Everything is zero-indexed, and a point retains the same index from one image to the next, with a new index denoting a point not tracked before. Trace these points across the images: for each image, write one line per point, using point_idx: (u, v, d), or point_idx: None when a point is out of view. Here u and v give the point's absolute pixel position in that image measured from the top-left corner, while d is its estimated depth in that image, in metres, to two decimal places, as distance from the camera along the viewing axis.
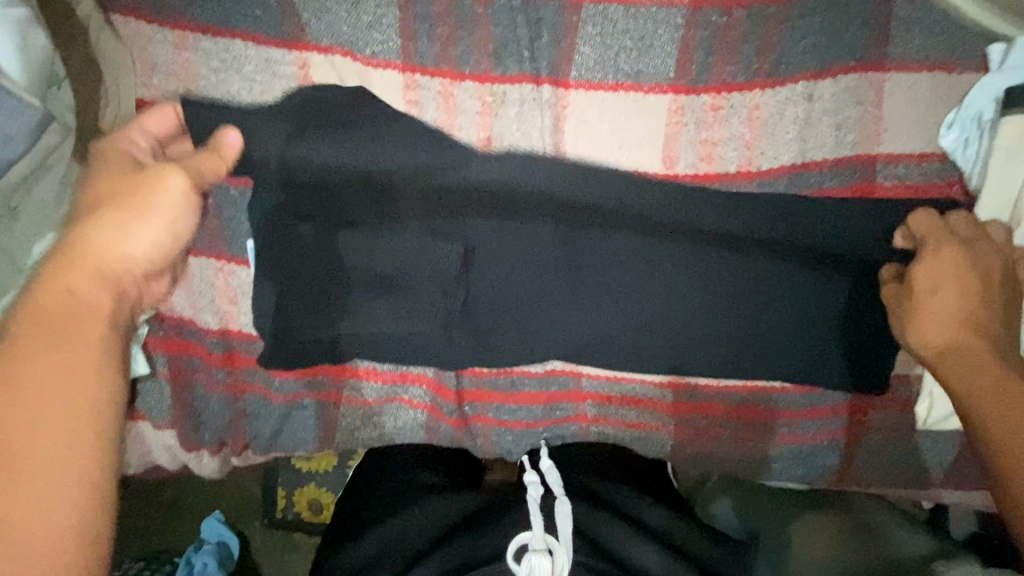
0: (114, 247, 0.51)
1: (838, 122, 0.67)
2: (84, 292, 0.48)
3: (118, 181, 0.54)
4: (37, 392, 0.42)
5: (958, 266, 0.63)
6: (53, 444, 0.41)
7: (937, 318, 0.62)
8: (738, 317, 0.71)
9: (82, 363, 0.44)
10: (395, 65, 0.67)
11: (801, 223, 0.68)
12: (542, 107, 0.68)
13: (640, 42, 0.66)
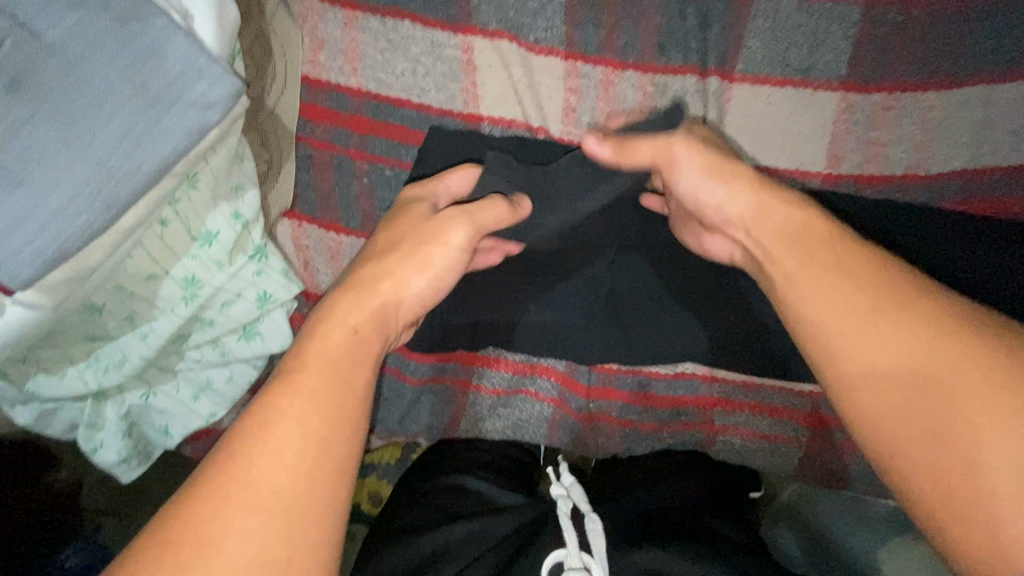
0: (393, 285, 0.55)
1: (1017, 127, 0.64)
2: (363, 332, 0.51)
3: (415, 227, 0.57)
4: (302, 435, 0.44)
5: (826, 254, 0.50)
6: (275, 454, 0.43)
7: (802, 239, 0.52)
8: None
9: (335, 418, 0.46)
10: (558, 52, 0.67)
11: (974, 238, 0.65)
12: (707, 101, 0.67)
13: (813, 37, 0.64)
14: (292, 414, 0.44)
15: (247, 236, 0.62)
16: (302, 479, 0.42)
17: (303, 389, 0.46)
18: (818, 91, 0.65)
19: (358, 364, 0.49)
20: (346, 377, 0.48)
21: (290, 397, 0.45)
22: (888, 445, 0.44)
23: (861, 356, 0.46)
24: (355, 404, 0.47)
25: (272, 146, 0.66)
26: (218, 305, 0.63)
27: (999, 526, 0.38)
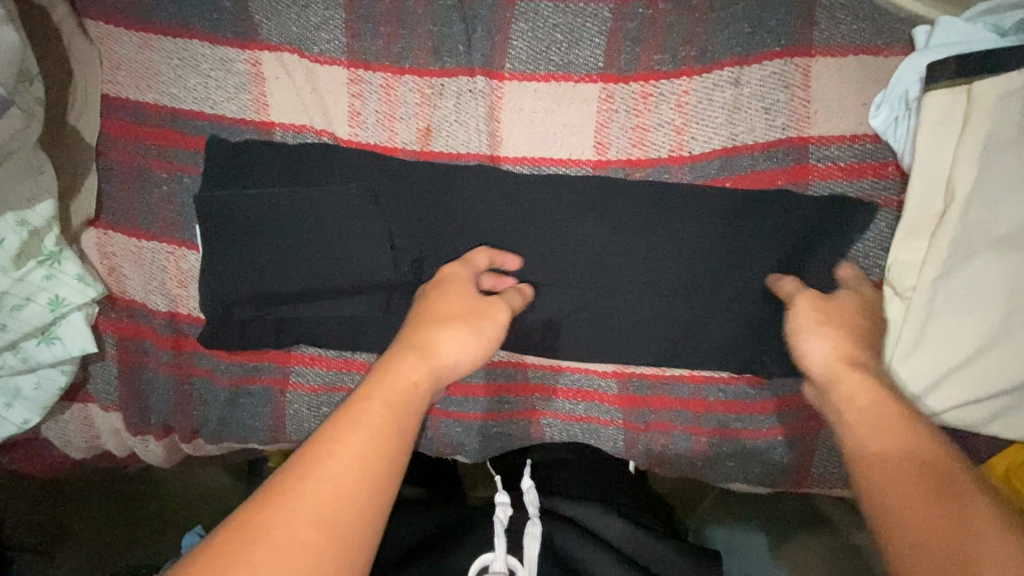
0: (451, 351, 0.56)
1: (768, 104, 0.67)
2: (420, 381, 0.52)
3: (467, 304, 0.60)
4: (361, 472, 0.44)
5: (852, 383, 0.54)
6: (328, 495, 0.43)
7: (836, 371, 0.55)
8: (693, 295, 0.71)
9: (391, 456, 0.47)
10: (341, 61, 0.71)
11: (730, 230, 0.69)
12: (481, 98, 0.71)
13: (569, 34, 0.69)
14: (354, 447, 0.45)
15: (37, 242, 0.66)
16: (342, 507, 0.43)
17: (372, 424, 0.47)
18: (580, 83, 0.69)
19: (417, 408, 0.51)
20: (397, 418, 0.49)
21: (359, 430, 0.46)
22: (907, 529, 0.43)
23: (897, 449, 0.48)
24: (401, 452, 0.47)
25: (75, 161, 0.71)
26: (8, 309, 0.65)
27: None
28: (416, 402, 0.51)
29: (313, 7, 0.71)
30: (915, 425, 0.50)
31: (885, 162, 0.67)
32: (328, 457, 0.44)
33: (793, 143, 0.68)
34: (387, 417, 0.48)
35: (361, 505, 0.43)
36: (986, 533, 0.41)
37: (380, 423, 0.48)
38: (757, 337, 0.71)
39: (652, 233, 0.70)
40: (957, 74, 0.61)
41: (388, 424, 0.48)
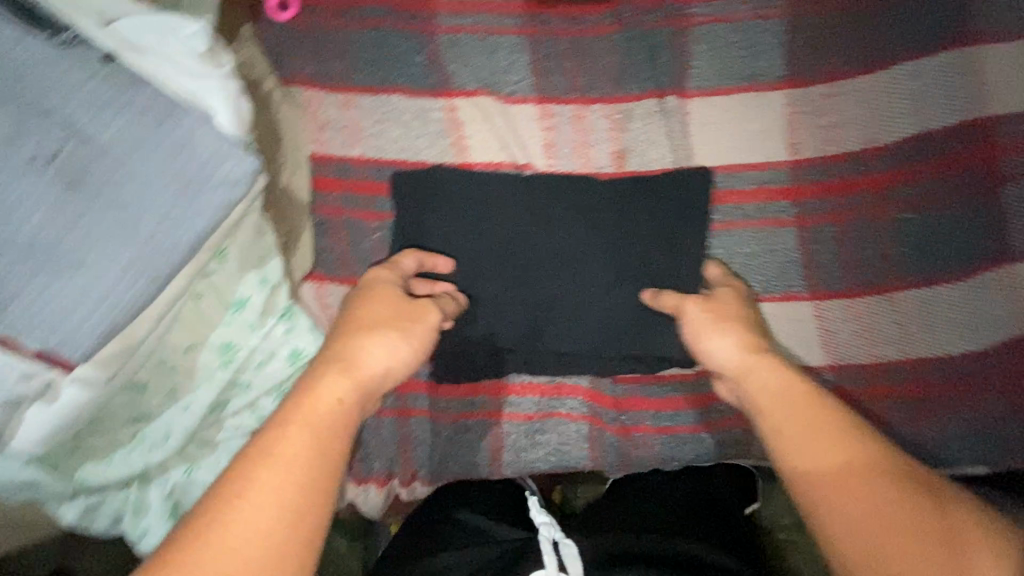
0: (379, 362, 0.56)
1: (946, 92, 0.71)
2: (347, 403, 0.52)
3: (390, 307, 0.60)
4: (280, 505, 0.44)
5: (786, 381, 0.57)
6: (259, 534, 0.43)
7: (740, 361, 0.61)
8: (902, 277, 0.72)
9: (313, 496, 0.46)
10: (531, 99, 0.76)
11: (931, 211, 0.72)
12: (670, 116, 0.74)
13: (749, 50, 0.73)
14: (265, 497, 0.44)
15: (275, 298, 0.67)
16: (263, 553, 0.42)
17: (287, 455, 0.46)
18: (765, 92, 0.73)
19: (340, 438, 0.50)
20: (325, 440, 0.49)
21: (269, 464, 0.46)
22: (827, 509, 0.48)
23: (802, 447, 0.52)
24: (333, 479, 0.47)
25: (289, 219, 0.72)
26: (254, 367, 0.67)
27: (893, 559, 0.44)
28: (341, 425, 0.51)
29: (502, 55, 0.76)
30: (826, 422, 0.52)
31: None
32: (250, 493, 0.44)
33: (985, 118, 0.70)
34: (310, 447, 0.48)
35: (281, 544, 0.43)
36: (919, 539, 0.44)
37: (305, 451, 0.47)
38: (979, 310, 0.70)
39: (851, 223, 0.73)
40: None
41: (299, 453, 0.47)
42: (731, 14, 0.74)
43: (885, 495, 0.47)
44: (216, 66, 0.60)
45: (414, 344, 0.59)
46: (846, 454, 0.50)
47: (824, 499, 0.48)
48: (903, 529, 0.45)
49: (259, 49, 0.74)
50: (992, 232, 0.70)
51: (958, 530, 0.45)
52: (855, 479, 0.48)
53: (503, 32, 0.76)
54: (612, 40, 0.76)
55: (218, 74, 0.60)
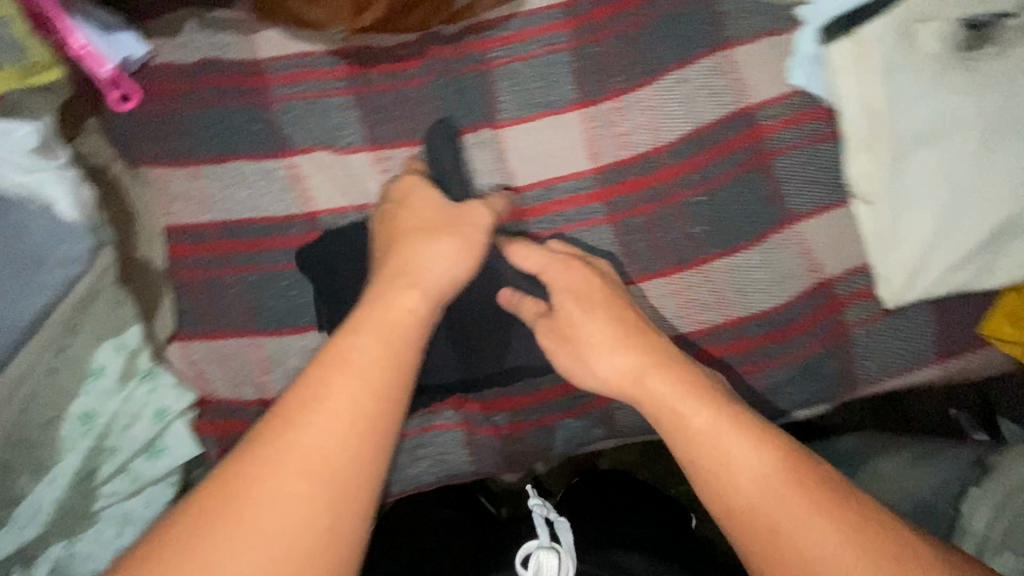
0: (439, 269, 0.64)
1: (713, 91, 0.84)
2: (414, 310, 0.60)
3: (434, 213, 0.69)
4: (349, 410, 0.51)
5: (682, 396, 0.59)
6: (323, 442, 0.49)
7: (632, 367, 0.62)
8: (705, 251, 0.83)
9: (382, 404, 0.52)
10: (363, 147, 0.84)
11: (718, 192, 0.83)
12: (487, 146, 0.85)
13: (543, 80, 0.85)
14: (343, 400, 0.51)
15: (134, 362, 0.72)
16: (337, 455, 0.49)
17: (367, 358, 0.54)
18: (563, 113, 0.85)
19: (409, 339, 0.57)
20: (390, 345, 0.56)
21: (344, 371, 0.53)
22: (758, 530, 0.51)
23: (725, 462, 0.54)
24: (399, 384, 0.54)
25: (152, 286, 0.78)
26: (119, 431, 0.70)
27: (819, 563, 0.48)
28: (404, 330, 0.58)
29: (333, 113, 0.85)
30: (763, 449, 0.54)
31: (815, 107, 0.83)
32: (315, 403, 0.50)
33: (744, 110, 0.83)
34: (376, 354, 0.54)
35: (343, 447, 0.49)
36: (837, 548, 0.48)
37: (367, 361, 0.54)
38: (769, 269, 0.83)
39: (655, 211, 0.84)
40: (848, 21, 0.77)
41: (362, 365, 0.53)
42: (524, 53, 0.86)
43: (803, 507, 0.50)
44: (52, 160, 0.68)
45: (461, 245, 0.67)
46: (769, 468, 0.52)
47: (754, 520, 0.52)
48: (823, 535, 0.49)
49: (103, 141, 0.81)
50: (767, 203, 0.83)
51: (862, 537, 0.48)
52: (776, 495, 0.51)
53: (331, 94, 0.86)
54: (427, 87, 0.86)
55: (53, 167, 0.68)
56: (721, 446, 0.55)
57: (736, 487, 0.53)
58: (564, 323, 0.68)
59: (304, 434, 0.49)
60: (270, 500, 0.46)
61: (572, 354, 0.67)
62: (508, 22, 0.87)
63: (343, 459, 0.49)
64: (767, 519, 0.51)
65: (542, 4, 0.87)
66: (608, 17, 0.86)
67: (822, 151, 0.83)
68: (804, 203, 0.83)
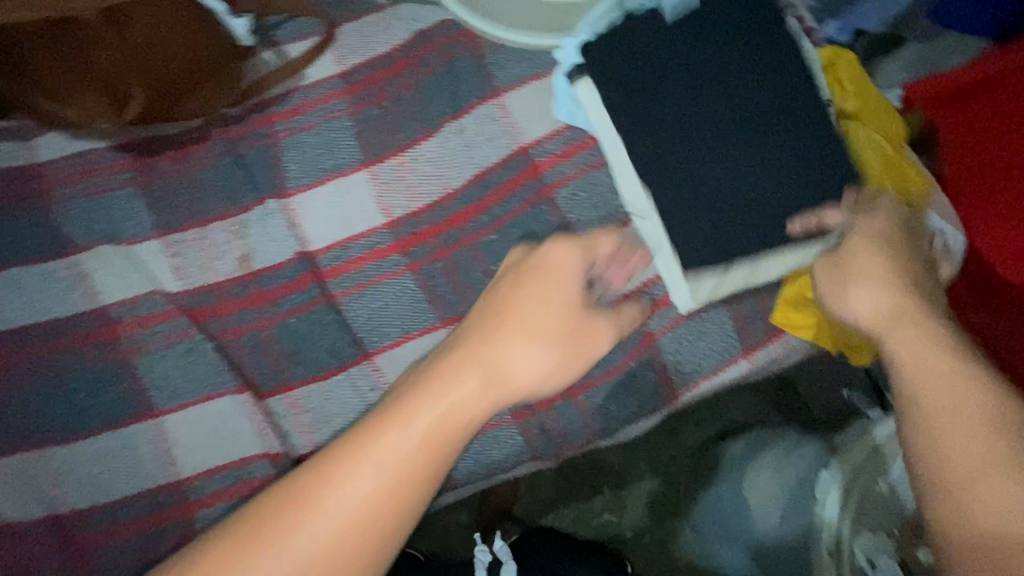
0: (524, 369, 0.63)
1: (488, 135, 0.89)
2: (511, 371, 0.62)
3: (560, 314, 0.66)
4: (404, 457, 0.54)
5: (922, 351, 0.58)
6: (384, 479, 0.53)
7: (886, 309, 0.65)
8: None
9: (421, 474, 0.54)
10: (152, 235, 0.85)
11: (511, 228, 0.86)
12: (278, 216, 0.86)
13: (328, 147, 0.89)
14: (384, 458, 0.54)
15: None
16: (366, 520, 0.52)
17: (533, 315, 0.65)
18: (350, 175, 0.88)
19: (458, 440, 0.58)
20: (427, 440, 0.56)
21: (397, 424, 0.55)
22: (966, 502, 0.48)
23: (956, 409, 0.52)
24: (439, 464, 0.56)
25: None
26: None
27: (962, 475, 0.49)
28: (467, 420, 0.59)
29: (119, 206, 0.85)
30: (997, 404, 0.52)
31: (584, 139, 0.89)
32: (359, 453, 0.54)
33: (519, 149, 0.88)
34: (434, 429, 0.56)
35: (413, 493, 0.54)
36: None
37: (441, 422, 0.57)
38: None
39: (450, 257, 0.86)
40: (590, 60, 0.83)
41: (448, 413, 0.58)
42: (308, 124, 0.90)
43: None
44: None
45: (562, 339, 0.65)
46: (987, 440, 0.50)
47: (962, 487, 0.49)
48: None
49: None
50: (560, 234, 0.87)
51: None
52: (978, 449, 0.50)
53: (114, 189, 0.86)
54: (213, 167, 0.88)
55: None
56: (987, 411, 0.51)
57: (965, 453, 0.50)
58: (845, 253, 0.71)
59: (388, 448, 0.54)
60: (295, 542, 0.50)
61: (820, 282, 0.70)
62: (291, 98, 0.91)
63: (406, 494, 0.54)
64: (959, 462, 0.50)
65: (321, 76, 0.92)
66: (386, 81, 0.92)
67: (597, 176, 0.88)
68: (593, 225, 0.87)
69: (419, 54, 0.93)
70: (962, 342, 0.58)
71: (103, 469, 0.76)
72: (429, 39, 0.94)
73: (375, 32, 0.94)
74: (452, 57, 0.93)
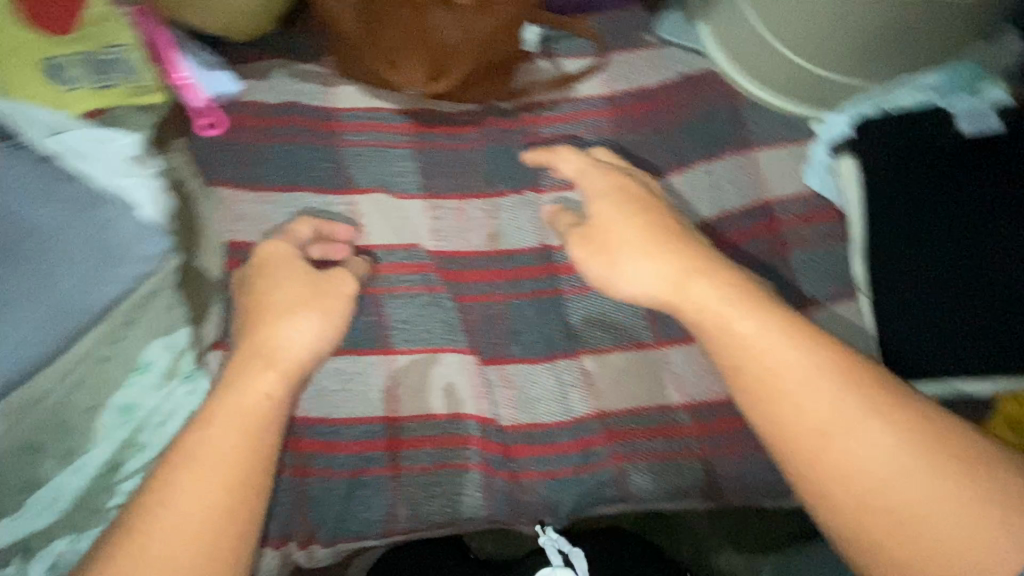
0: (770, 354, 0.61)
1: (735, 184, 0.94)
2: (288, 343, 0.71)
3: (645, 238, 0.73)
4: (203, 491, 0.60)
5: (838, 398, 0.57)
6: (175, 517, 0.58)
7: (827, 410, 0.57)
8: None
9: (227, 494, 0.61)
10: (417, 194, 0.93)
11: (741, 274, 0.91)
12: (530, 207, 0.94)
13: (587, 157, 0.96)
14: (213, 485, 0.60)
15: (179, 363, 0.74)
16: (208, 527, 0.59)
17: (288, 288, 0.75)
18: (602, 187, 0.94)
19: (276, 418, 0.67)
20: (254, 424, 0.65)
21: (193, 477, 0.60)
22: (821, 487, 0.56)
23: (844, 458, 0.56)
24: (257, 476, 0.63)
25: (202, 293, 0.81)
26: (154, 429, 0.72)
27: (859, 468, 0.55)
28: (271, 416, 0.66)
29: (396, 162, 0.94)
30: (934, 480, 0.53)
31: (827, 209, 0.93)
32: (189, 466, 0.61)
33: (763, 203, 0.93)
34: (257, 413, 0.65)
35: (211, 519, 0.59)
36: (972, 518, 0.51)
37: (246, 417, 0.65)
38: None
39: None
40: (861, 142, 0.88)
41: (249, 419, 0.65)
42: (572, 132, 0.97)
43: (923, 470, 0.54)
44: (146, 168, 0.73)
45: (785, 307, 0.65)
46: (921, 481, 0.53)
47: (820, 469, 0.56)
48: (937, 492, 0.52)
49: (186, 158, 0.88)
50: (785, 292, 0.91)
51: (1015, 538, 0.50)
52: (893, 457, 0.54)
53: (396, 146, 0.95)
54: (481, 151, 0.96)
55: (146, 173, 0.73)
56: (896, 449, 0.55)
57: (894, 495, 0.54)
58: (600, 228, 0.76)
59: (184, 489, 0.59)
60: (177, 525, 0.58)
61: (605, 263, 0.74)
62: (559, 106, 0.99)
63: (206, 512, 0.59)
64: (820, 430, 0.57)
65: (590, 94, 1.00)
66: (649, 112, 0.98)
67: (830, 247, 0.92)
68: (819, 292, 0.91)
69: (682, 94, 1.00)
70: (876, 383, 0.58)
71: (339, 387, 0.83)
72: (693, 84, 1.01)
73: (642, 68, 1.03)
74: (712, 105, 0.99)
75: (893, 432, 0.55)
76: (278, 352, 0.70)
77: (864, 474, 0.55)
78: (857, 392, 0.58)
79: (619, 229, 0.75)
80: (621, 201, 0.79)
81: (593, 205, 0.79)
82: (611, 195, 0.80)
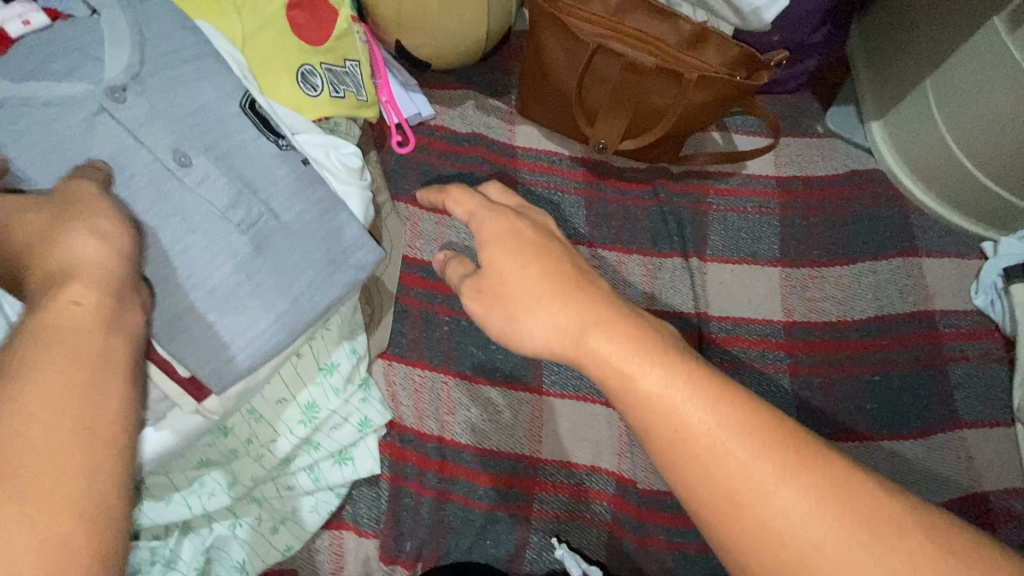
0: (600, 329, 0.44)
1: (899, 289, 0.94)
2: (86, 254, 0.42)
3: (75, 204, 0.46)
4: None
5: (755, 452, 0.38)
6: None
7: (721, 431, 0.39)
8: (876, 428, 0.88)
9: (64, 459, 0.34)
10: (583, 241, 0.95)
11: (897, 379, 0.90)
12: (691, 273, 0.94)
13: (752, 234, 0.97)
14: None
15: (358, 368, 0.77)
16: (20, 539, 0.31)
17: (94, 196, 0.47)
18: (763, 267, 0.96)
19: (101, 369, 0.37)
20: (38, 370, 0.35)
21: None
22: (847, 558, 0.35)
23: (757, 512, 0.37)
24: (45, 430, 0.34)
25: (375, 303, 0.84)
26: (328, 429, 0.74)
27: (789, 539, 0.36)
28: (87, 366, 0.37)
29: (568, 206, 0.97)
30: (825, 530, 0.36)
31: (991, 329, 0.92)
32: None
33: (927, 311, 0.92)
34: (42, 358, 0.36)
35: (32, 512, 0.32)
36: None
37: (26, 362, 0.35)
38: (936, 466, 0.86)
39: (830, 378, 0.90)
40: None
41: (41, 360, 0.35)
42: (739, 207, 0.99)
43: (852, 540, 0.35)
44: (361, 180, 0.78)
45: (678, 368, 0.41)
46: (840, 549, 0.35)
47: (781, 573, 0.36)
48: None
49: (378, 172, 0.92)
50: (944, 405, 0.88)
51: None
52: (812, 531, 0.36)
53: (569, 191, 0.98)
54: (650, 211, 0.98)
55: (360, 185, 0.77)
56: (803, 508, 0.36)
57: (766, 539, 0.36)
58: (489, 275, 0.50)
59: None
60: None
61: (505, 317, 0.49)
62: (728, 178, 1.01)
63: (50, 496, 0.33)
64: (727, 503, 0.37)
65: (760, 171, 1.02)
66: (816, 200, 1.00)
67: (993, 367, 0.90)
68: (978, 412, 0.88)
69: (850, 188, 1.01)
70: (832, 482, 0.37)
71: (489, 418, 0.84)
72: (863, 180, 1.02)
73: (812, 156, 1.04)
74: (881, 205, 1.00)
75: (821, 506, 0.36)
76: (54, 266, 0.41)
77: (788, 540, 0.36)
78: (770, 442, 0.38)
79: (520, 276, 0.49)
80: (523, 244, 0.50)
81: (485, 253, 0.51)
82: (515, 245, 0.50)
